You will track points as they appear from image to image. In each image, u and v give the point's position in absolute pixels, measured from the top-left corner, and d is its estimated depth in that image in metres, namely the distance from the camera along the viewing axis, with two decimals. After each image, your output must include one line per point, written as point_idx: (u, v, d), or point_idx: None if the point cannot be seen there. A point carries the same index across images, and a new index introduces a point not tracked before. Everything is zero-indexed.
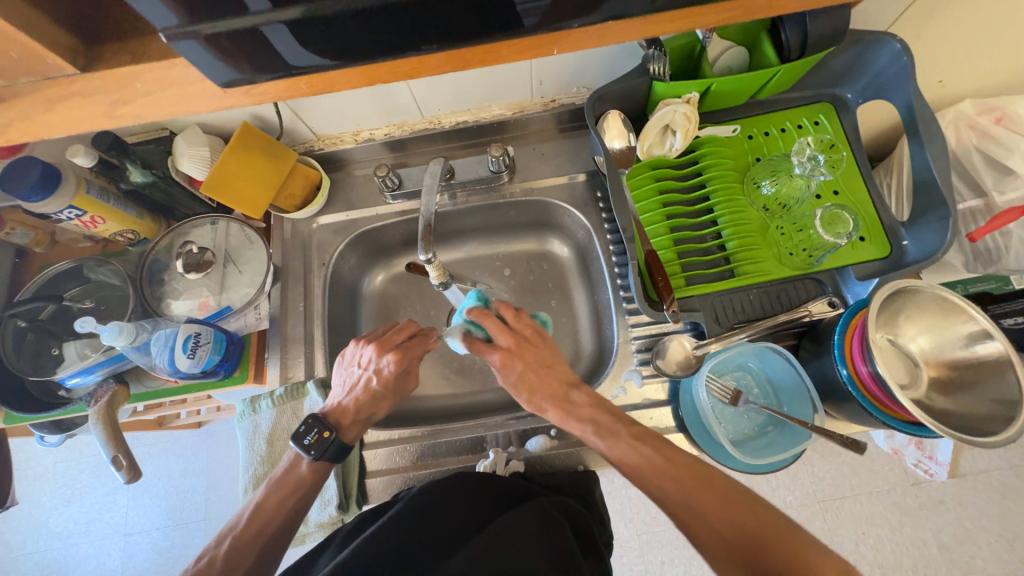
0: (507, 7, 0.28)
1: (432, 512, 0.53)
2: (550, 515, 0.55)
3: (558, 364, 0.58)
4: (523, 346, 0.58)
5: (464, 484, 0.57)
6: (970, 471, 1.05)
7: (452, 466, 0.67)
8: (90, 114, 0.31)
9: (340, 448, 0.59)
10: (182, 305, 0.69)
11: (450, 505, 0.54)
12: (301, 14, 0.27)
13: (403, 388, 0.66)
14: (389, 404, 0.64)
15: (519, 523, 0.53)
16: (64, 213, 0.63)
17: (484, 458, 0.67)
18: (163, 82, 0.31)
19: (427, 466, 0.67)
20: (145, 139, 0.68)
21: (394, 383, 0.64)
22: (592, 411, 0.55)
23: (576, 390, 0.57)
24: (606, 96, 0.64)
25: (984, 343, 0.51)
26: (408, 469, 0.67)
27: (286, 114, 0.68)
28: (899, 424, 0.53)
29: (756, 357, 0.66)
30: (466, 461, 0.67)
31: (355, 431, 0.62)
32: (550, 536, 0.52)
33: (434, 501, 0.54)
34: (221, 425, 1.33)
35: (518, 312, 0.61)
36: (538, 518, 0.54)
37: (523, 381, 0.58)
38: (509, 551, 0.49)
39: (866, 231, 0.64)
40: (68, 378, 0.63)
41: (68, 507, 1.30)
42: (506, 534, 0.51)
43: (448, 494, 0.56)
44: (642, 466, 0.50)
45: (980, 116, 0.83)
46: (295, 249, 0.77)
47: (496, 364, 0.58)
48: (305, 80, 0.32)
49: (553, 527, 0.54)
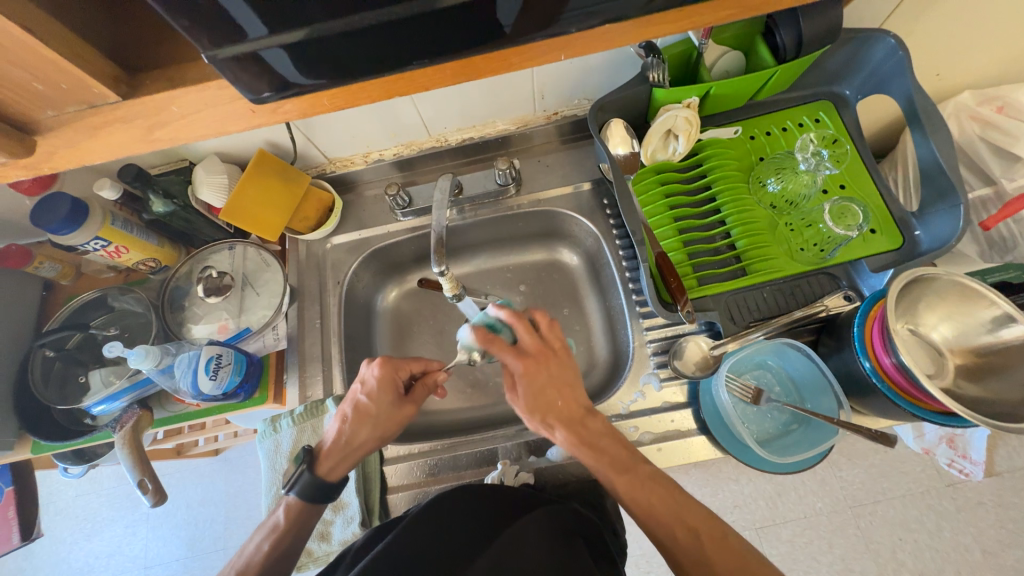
0: (489, 24, 0.30)
1: (446, 523, 0.51)
2: (564, 525, 0.54)
3: (579, 385, 0.57)
4: (546, 355, 0.57)
5: (483, 497, 0.56)
6: (1007, 469, 1.01)
7: (466, 479, 0.66)
8: (131, 139, 0.33)
9: (312, 484, 0.58)
10: (203, 328, 0.70)
11: (473, 515, 0.53)
12: (295, 40, 0.28)
13: (395, 422, 0.62)
14: (378, 437, 0.61)
15: (530, 536, 0.51)
16: (91, 244, 0.65)
17: (496, 469, 0.66)
18: (197, 105, 0.33)
19: (445, 479, 0.67)
20: (167, 170, 0.71)
21: (387, 408, 0.61)
22: (608, 441, 0.55)
23: (592, 417, 0.56)
24: (607, 106, 0.66)
25: (1009, 328, 0.50)
26: (425, 483, 0.67)
27: (300, 139, 0.71)
28: (928, 414, 0.52)
29: (775, 354, 0.65)
30: (477, 474, 0.67)
31: (328, 463, 0.59)
32: (564, 548, 0.51)
33: (450, 511, 0.53)
34: (238, 451, 1.33)
35: (552, 320, 0.60)
36: (546, 528, 0.53)
37: (545, 402, 0.56)
38: (521, 567, 0.48)
39: (876, 224, 0.64)
40: (93, 406, 0.64)
41: (88, 540, 1.30)
42: (517, 548, 0.50)
43: (460, 509, 0.53)
44: (655, 506, 0.51)
45: (981, 106, 0.83)
46: (310, 270, 0.78)
47: (517, 371, 0.56)
48: (325, 97, 0.34)
49: (567, 538, 0.52)
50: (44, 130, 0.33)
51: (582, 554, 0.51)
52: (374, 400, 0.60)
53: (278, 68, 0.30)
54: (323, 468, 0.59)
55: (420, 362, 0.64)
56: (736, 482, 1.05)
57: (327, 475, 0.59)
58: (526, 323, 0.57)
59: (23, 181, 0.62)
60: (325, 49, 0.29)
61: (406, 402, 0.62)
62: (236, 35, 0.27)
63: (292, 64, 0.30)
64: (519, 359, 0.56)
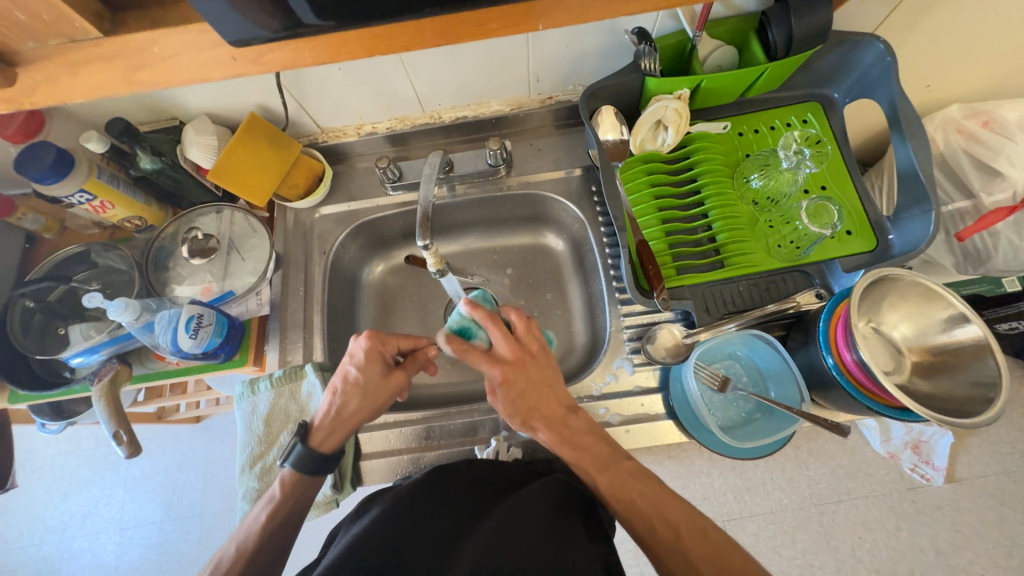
0: None
1: (425, 504, 0.52)
2: (558, 499, 0.55)
3: (559, 385, 0.58)
4: (524, 361, 0.57)
5: (468, 477, 0.57)
6: (967, 476, 1.04)
7: (458, 449, 0.68)
8: (112, 78, 0.34)
9: (306, 456, 0.58)
10: (186, 289, 0.70)
11: (460, 496, 0.54)
12: None
13: (388, 390, 0.61)
14: (374, 408, 0.61)
15: (526, 508, 0.52)
16: (75, 197, 0.65)
17: (482, 444, 0.68)
18: (178, 48, 0.33)
19: (434, 448, 0.68)
20: (157, 128, 0.70)
21: (386, 378, 0.60)
22: (590, 439, 0.56)
23: (574, 415, 0.57)
24: (599, 92, 0.66)
25: (964, 328, 0.53)
26: (412, 451, 0.68)
27: (292, 106, 0.71)
28: (884, 409, 0.54)
29: (745, 346, 0.67)
30: (462, 443, 0.69)
31: (322, 436, 0.59)
32: (558, 527, 0.50)
33: (434, 493, 0.54)
34: (220, 420, 1.34)
35: (530, 322, 0.59)
36: (541, 507, 0.52)
37: (522, 406, 0.57)
38: (519, 535, 0.48)
39: (852, 225, 0.66)
40: (71, 357, 0.64)
41: (65, 500, 1.31)
42: (513, 527, 0.49)
43: (449, 488, 0.55)
44: (638, 501, 0.53)
45: (967, 120, 0.85)
46: (297, 238, 0.79)
47: (493, 375, 0.56)
48: (308, 49, 0.35)
49: (562, 512, 0.53)
50: (25, 63, 0.33)
51: (576, 529, 0.51)
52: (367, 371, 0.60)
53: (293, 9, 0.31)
54: (317, 439, 0.59)
55: (418, 338, 0.65)
56: (707, 475, 1.08)
57: (321, 446, 0.59)
58: (503, 328, 0.57)
59: (9, 128, 0.61)
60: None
61: (403, 371, 0.62)
62: None
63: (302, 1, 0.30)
64: (495, 366, 0.56)
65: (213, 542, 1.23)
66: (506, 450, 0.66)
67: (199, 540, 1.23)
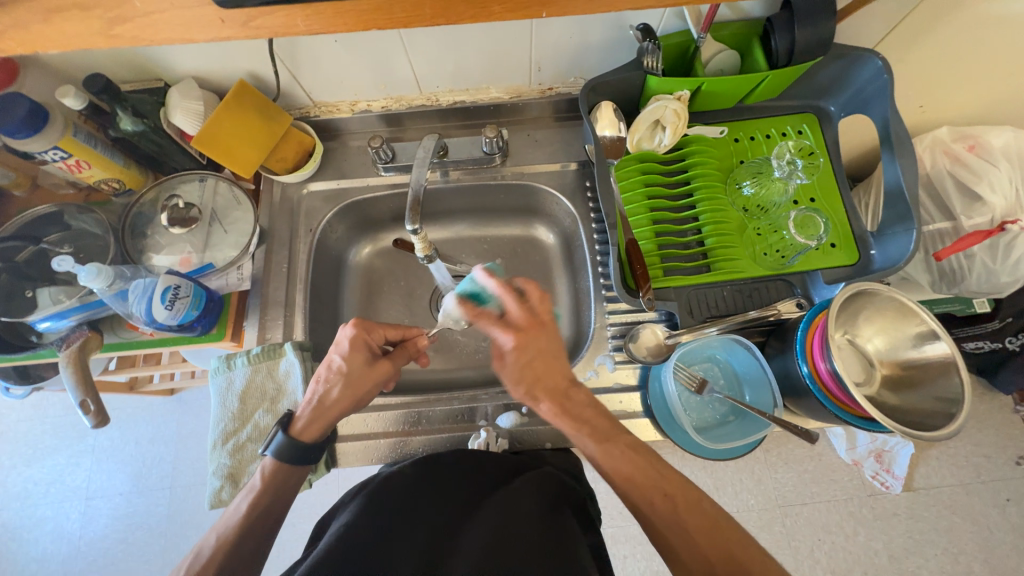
0: None
1: (415, 491, 0.53)
2: (552, 492, 0.55)
3: (565, 357, 0.57)
4: (536, 328, 0.57)
5: (460, 470, 0.57)
6: (924, 486, 1.08)
7: (445, 434, 0.68)
8: (88, 30, 0.32)
9: (288, 446, 0.56)
10: (164, 259, 0.68)
11: (452, 485, 0.55)
12: None
13: (373, 381, 0.60)
14: (359, 398, 0.59)
15: (521, 498, 0.52)
16: (49, 154, 0.62)
17: (475, 433, 0.67)
18: (164, 5, 0.32)
19: (423, 433, 0.68)
20: (140, 88, 0.67)
21: (372, 368, 0.59)
22: (591, 413, 0.55)
23: (575, 388, 0.56)
24: (599, 87, 0.66)
25: (933, 344, 0.54)
26: (399, 436, 0.68)
27: (285, 76, 0.69)
28: (854, 419, 0.55)
29: (724, 350, 0.69)
30: (452, 429, 0.68)
31: (305, 426, 0.58)
32: (550, 514, 0.51)
33: (423, 480, 0.55)
34: (195, 394, 1.32)
35: (544, 292, 0.58)
36: (534, 495, 0.53)
37: (528, 372, 0.56)
38: (514, 522, 0.48)
39: (837, 238, 0.67)
40: (38, 321, 0.62)
41: (28, 466, 1.27)
42: (505, 514, 0.50)
43: (441, 481, 0.55)
44: (636, 476, 0.50)
45: (955, 143, 0.87)
46: (283, 214, 0.77)
47: (502, 340, 0.57)
48: (301, 18, 0.34)
49: (555, 504, 0.54)
50: None
51: (571, 520, 0.52)
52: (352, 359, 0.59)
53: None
54: (299, 428, 0.57)
55: (407, 328, 0.64)
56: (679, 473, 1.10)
57: (303, 436, 0.57)
58: (516, 295, 0.58)
59: None
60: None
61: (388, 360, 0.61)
62: None
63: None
64: (507, 332, 0.57)
65: (182, 515, 1.21)
66: (496, 441, 0.66)
67: (168, 513, 1.22)
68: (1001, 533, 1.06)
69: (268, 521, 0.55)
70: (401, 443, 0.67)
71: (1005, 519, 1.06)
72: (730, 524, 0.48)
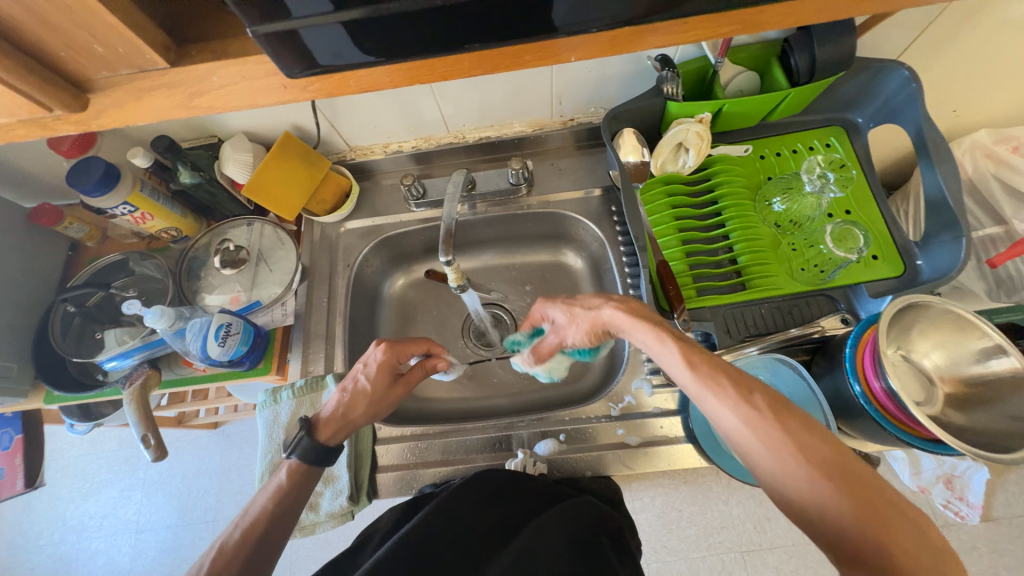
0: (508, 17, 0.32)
1: (447, 518, 0.52)
2: (587, 522, 0.55)
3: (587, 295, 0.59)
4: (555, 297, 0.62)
5: (495, 494, 0.56)
6: (1005, 515, 0.98)
7: (481, 463, 0.67)
8: (171, 104, 0.37)
9: (309, 447, 0.55)
10: (216, 298, 0.73)
11: (483, 508, 0.55)
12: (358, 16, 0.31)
13: (388, 399, 0.62)
14: (378, 413, 0.62)
15: (551, 533, 0.52)
16: (119, 209, 0.69)
17: (512, 457, 0.67)
18: (234, 78, 0.36)
19: (458, 461, 0.68)
20: (197, 145, 0.74)
21: (391, 393, 0.62)
22: (634, 320, 0.52)
23: (609, 308, 0.55)
24: (621, 115, 0.68)
25: (999, 359, 0.51)
26: (435, 465, 0.68)
27: (324, 125, 0.74)
28: (919, 442, 0.52)
29: (767, 370, 0.66)
30: (488, 458, 0.68)
31: (331, 432, 0.58)
32: (584, 544, 0.53)
33: (459, 504, 0.54)
34: (237, 426, 1.37)
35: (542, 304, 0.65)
36: (573, 521, 0.54)
37: (591, 317, 0.57)
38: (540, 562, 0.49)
39: (878, 250, 0.65)
40: (106, 361, 0.67)
41: (84, 500, 1.33)
42: (538, 541, 0.51)
43: (473, 499, 0.55)
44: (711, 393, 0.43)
45: (997, 145, 0.83)
46: (323, 252, 0.81)
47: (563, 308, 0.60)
48: (351, 79, 0.37)
49: (589, 537, 0.54)
50: (96, 89, 0.36)
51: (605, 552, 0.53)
52: (374, 377, 0.61)
53: (347, 40, 0.33)
54: (325, 434, 0.57)
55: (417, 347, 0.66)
56: (726, 502, 1.03)
57: (330, 441, 0.57)
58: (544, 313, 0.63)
59: (64, 143, 0.66)
60: (379, 26, 0.32)
61: (403, 386, 0.64)
62: (286, 13, 0.30)
63: (364, 36, 0.33)
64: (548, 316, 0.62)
65: None
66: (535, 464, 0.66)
67: (211, 547, 1.24)
68: None
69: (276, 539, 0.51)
70: (439, 474, 0.67)
71: None
72: (873, 484, 0.36)
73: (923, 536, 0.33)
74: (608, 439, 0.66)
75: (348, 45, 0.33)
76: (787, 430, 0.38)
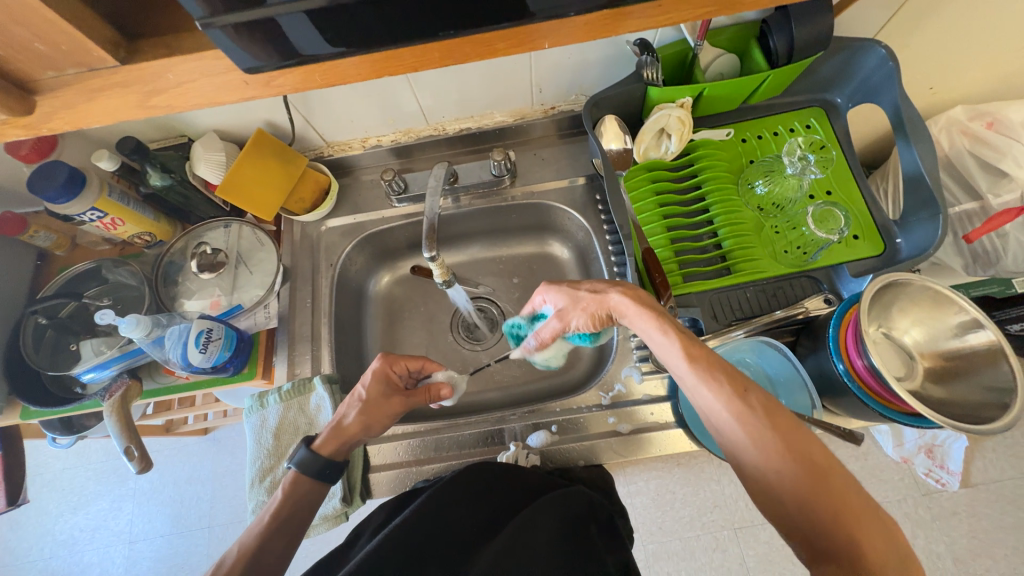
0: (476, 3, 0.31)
1: (438, 513, 0.52)
2: (576, 511, 0.56)
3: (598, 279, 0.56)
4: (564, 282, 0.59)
5: (484, 487, 0.56)
6: (982, 480, 1.02)
7: (474, 458, 0.67)
8: (127, 104, 0.35)
9: (309, 459, 0.56)
10: (195, 303, 0.71)
11: (471, 503, 0.54)
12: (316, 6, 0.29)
13: (387, 412, 0.61)
14: (378, 427, 0.60)
15: (540, 522, 0.53)
16: (87, 215, 0.66)
17: (503, 450, 0.67)
18: (193, 74, 0.34)
19: (451, 457, 0.68)
20: (166, 145, 0.71)
21: (386, 403, 0.61)
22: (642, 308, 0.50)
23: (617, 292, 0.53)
24: (602, 102, 0.67)
25: (977, 333, 0.52)
26: (427, 462, 0.68)
27: (298, 120, 0.72)
28: (901, 416, 0.53)
29: (754, 352, 0.67)
30: (481, 453, 0.68)
31: (332, 445, 0.58)
32: (572, 531, 0.53)
33: (451, 498, 0.54)
34: (228, 432, 1.35)
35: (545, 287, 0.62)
36: (561, 513, 0.55)
37: (597, 300, 0.54)
38: (527, 556, 0.49)
39: (859, 229, 0.66)
40: (83, 373, 0.65)
41: (74, 513, 1.31)
42: (526, 533, 0.52)
43: (461, 493, 0.55)
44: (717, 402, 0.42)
45: (972, 121, 0.84)
46: (304, 252, 0.79)
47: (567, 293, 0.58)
48: (317, 72, 0.36)
49: (576, 527, 0.54)
50: (44, 91, 0.35)
51: (594, 540, 0.53)
52: (373, 388, 0.61)
53: (308, 32, 0.31)
54: (324, 446, 0.57)
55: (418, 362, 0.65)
56: (718, 481, 1.05)
57: (330, 454, 0.57)
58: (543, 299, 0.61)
59: (22, 148, 0.63)
60: (341, 16, 0.31)
61: (399, 396, 0.62)
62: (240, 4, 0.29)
63: (325, 27, 0.31)
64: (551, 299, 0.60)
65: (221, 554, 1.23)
66: (528, 456, 0.66)
67: (207, 553, 1.23)
68: None
69: (275, 551, 0.51)
70: (432, 471, 0.67)
71: None
72: (857, 495, 0.36)
73: (897, 552, 0.34)
74: (600, 428, 0.67)
75: (310, 37, 0.32)
76: (779, 430, 0.39)
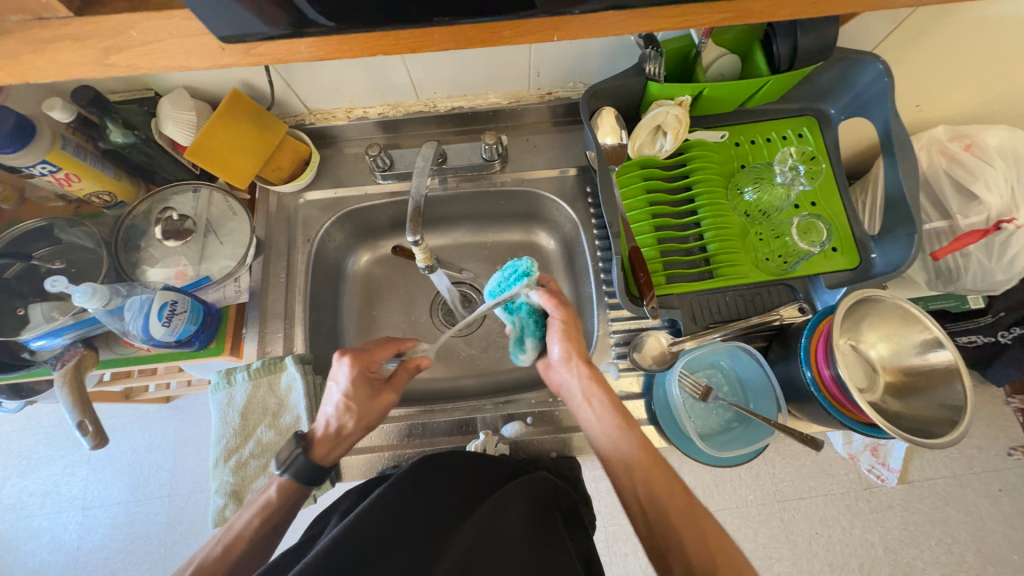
0: None
1: (405, 495, 0.51)
2: (544, 497, 0.56)
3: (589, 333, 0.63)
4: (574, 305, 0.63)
5: (452, 473, 0.57)
6: (919, 478, 1.09)
7: (446, 446, 0.67)
8: (83, 59, 0.32)
9: (304, 467, 0.56)
10: (159, 272, 0.67)
11: (438, 489, 0.54)
12: None
13: (376, 407, 0.61)
14: (371, 423, 0.61)
15: (512, 507, 0.52)
16: (37, 168, 0.60)
17: (474, 439, 0.67)
18: (160, 33, 0.32)
19: (425, 444, 0.68)
20: (129, 99, 0.66)
21: (374, 399, 0.60)
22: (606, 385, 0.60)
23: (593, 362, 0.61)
24: (601, 92, 0.65)
25: (937, 352, 0.55)
26: (399, 447, 0.67)
27: (278, 84, 0.67)
28: (859, 426, 0.56)
29: (728, 356, 0.69)
30: (453, 442, 0.68)
31: (327, 450, 0.58)
32: (542, 515, 0.53)
33: (419, 480, 0.54)
34: (192, 401, 1.30)
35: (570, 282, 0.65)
36: (530, 499, 0.54)
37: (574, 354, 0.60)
38: (500, 537, 0.49)
39: (838, 242, 0.67)
40: (32, 340, 0.61)
41: (22, 478, 1.25)
42: (497, 518, 0.51)
43: (431, 477, 0.55)
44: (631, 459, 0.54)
45: (951, 142, 0.87)
46: (280, 224, 0.76)
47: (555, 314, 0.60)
48: (304, 44, 0.33)
49: (545, 512, 0.54)
50: None
51: (559, 526, 0.53)
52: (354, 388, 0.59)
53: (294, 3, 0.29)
54: (317, 452, 0.58)
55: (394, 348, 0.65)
56: (679, 470, 1.09)
57: (322, 458, 0.58)
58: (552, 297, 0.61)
59: None
60: None
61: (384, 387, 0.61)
62: None
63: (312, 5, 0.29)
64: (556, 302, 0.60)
65: (181, 523, 1.21)
66: (501, 445, 0.66)
67: (167, 522, 1.21)
68: (993, 522, 1.07)
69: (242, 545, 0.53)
70: (403, 454, 0.67)
71: (996, 509, 1.08)
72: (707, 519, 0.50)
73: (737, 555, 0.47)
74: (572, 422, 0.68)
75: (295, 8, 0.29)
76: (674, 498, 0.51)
